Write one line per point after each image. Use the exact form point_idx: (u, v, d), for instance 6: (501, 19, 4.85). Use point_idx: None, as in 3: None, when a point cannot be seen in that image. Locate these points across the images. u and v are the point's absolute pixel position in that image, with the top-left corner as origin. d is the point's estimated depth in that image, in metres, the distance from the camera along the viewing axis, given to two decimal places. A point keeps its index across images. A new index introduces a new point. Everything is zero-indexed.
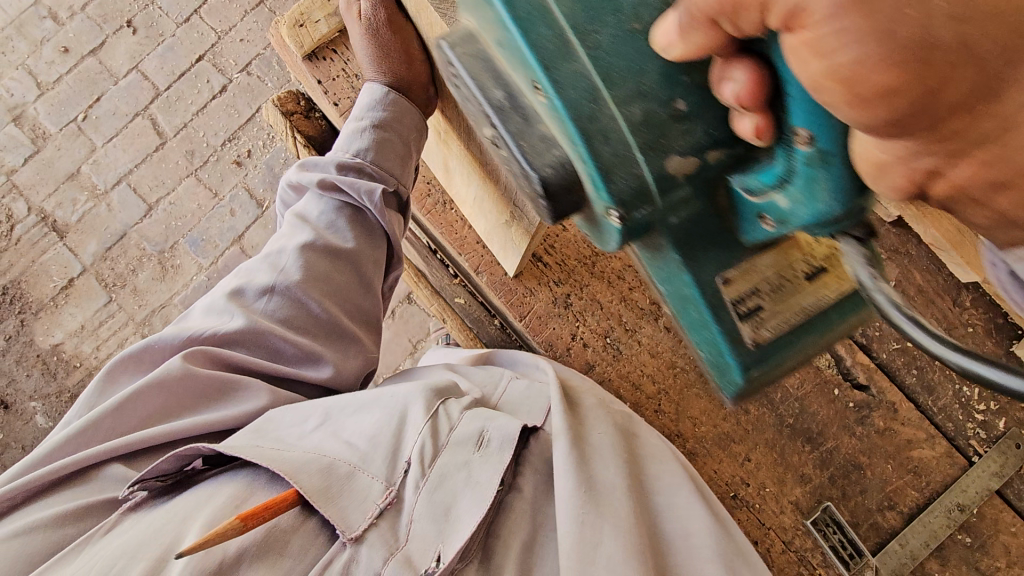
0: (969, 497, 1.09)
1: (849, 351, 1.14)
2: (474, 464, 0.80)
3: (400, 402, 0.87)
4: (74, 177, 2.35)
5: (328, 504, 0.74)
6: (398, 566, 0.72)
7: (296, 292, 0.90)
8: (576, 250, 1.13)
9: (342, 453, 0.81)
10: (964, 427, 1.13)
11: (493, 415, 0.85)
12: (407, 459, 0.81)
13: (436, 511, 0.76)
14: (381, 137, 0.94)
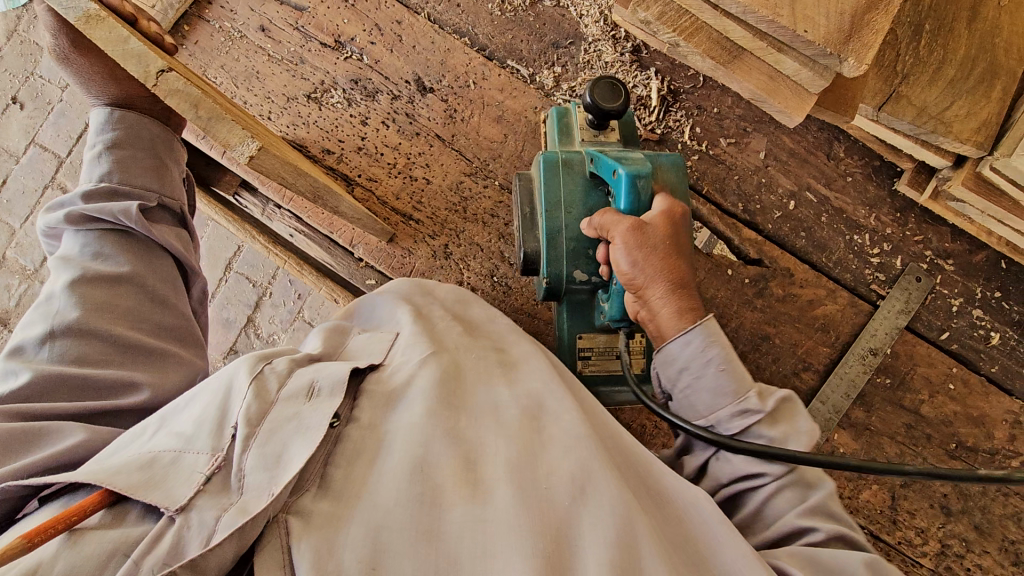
0: (879, 340, 1.11)
1: (733, 230, 1.14)
2: (304, 414, 0.73)
3: (225, 379, 0.78)
4: (3, 264, 2.34)
5: (148, 489, 0.66)
6: (231, 515, 0.64)
7: (85, 320, 0.87)
8: (446, 200, 1.13)
9: (164, 440, 0.72)
10: (862, 275, 1.14)
11: (323, 364, 0.80)
12: (234, 424, 0.73)
13: (266, 461, 0.69)
14: (122, 159, 0.99)
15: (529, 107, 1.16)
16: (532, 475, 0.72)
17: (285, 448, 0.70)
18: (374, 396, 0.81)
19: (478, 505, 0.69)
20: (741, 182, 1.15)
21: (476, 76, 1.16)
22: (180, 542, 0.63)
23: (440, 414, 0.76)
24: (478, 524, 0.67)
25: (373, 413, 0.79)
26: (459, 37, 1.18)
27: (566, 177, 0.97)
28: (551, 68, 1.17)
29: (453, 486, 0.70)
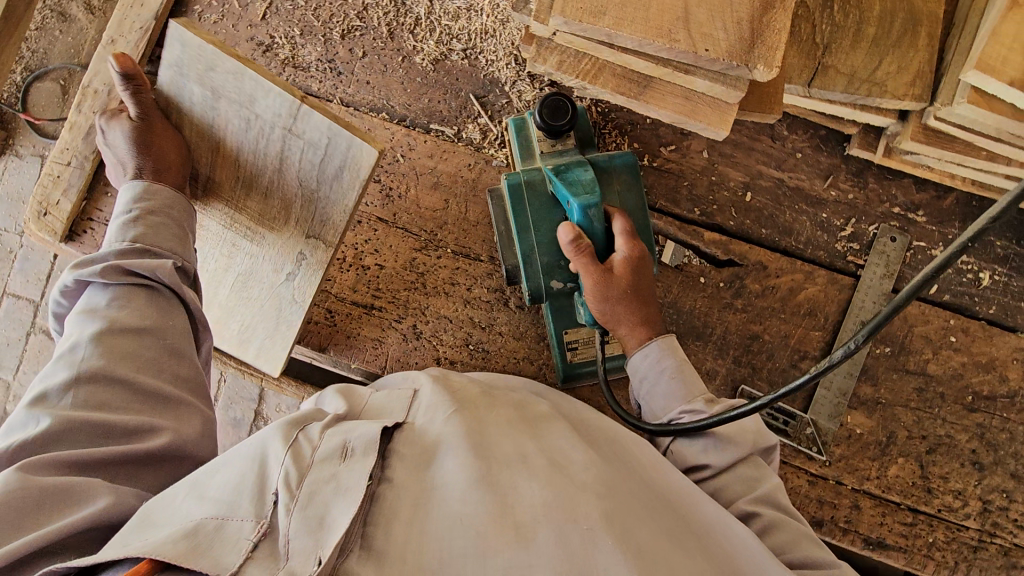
0: (869, 311, 1.08)
1: (696, 236, 1.11)
2: (342, 474, 0.64)
3: (256, 445, 0.69)
4: None
5: (196, 557, 0.56)
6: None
7: (103, 369, 0.76)
8: (402, 280, 1.11)
9: (204, 509, 0.62)
10: (836, 248, 1.11)
11: (353, 425, 0.72)
12: (275, 490, 0.64)
13: (309, 524, 0.60)
14: (152, 224, 0.91)
15: (463, 166, 1.13)
16: (574, 514, 0.63)
17: (327, 511, 0.61)
18: (402, 454, 0.71)
19: (525, 553, 0.60)
20: (692, 186, 1.13)
21: (403, 148, 1.14)
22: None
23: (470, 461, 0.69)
24: (524, 572, 0.58)
25: (405, 468, 0.69)
26: (376, 113, 1.16)
27: (529, 198, 0.95)
28: (475, 121, 1.15)
29: (492, 532, 0.61)
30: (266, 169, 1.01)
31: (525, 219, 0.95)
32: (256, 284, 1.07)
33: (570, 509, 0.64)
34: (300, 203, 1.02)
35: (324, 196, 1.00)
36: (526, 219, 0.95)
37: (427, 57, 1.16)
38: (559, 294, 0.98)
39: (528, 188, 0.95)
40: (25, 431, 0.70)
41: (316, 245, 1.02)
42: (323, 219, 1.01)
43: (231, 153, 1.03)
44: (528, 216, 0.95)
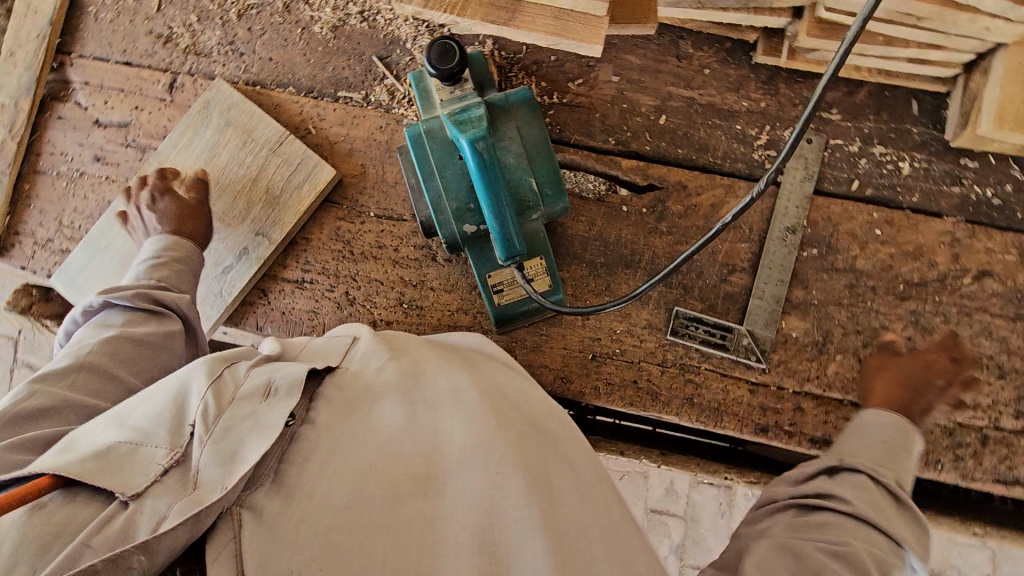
0: (792, 216, 1.08)
1: (613, 166, 1.11)
2: (260, 411, 0.63)
3: (178, 378, 0.67)
4: None
5: (101, 478, 0.56)
6: (184, 503, 0.55)
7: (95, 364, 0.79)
8: (330, 250, 1.12)
9: (119, 433, 0.62)
10: (753, 159, 1.10)
11: (282, 365, 0.70)
12: (194, 420, 0.62)
13: (222, 456, 0.60)
14: (174, 268, 0.97)
15: (375, 129, 1.13)
16: (491, 466, 0.64)
17: (242, 445, 0.61)
18: (329, 401, 0.71)
19: (440, 505, 0.61)
20: (605, 117, 1.12)
21: (313, 120, 1.14)
22: (130, 526, 0.54)
23: (401, 412, 0.70)
24: (433, 522, 0.59)
25: (331, 415, 0.69)
26: (283, 88, 1.15)
27: (429, 144, 0.95)
28: (381, 83, 1.14)
29: (411, 484, 0.62)
30: (237, 182, 1.10)
31: (429, 166, 0.95)
32: (201, 279, 1.09)
33: (491, 458, 0.65)
34: (258, 205, 1.09)
35: (280, 202, 1.09)
36: (429, 166, 0.95)
37: (325, 25, 1.15)
38: (474, 240, 0.99)
39: (426, 133, 0.95)
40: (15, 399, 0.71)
41: (263, 243, 1.09)
42: (278, 217, 1.09)
43: (206, 159, 1.11)
44: (430, 163, 0.95)
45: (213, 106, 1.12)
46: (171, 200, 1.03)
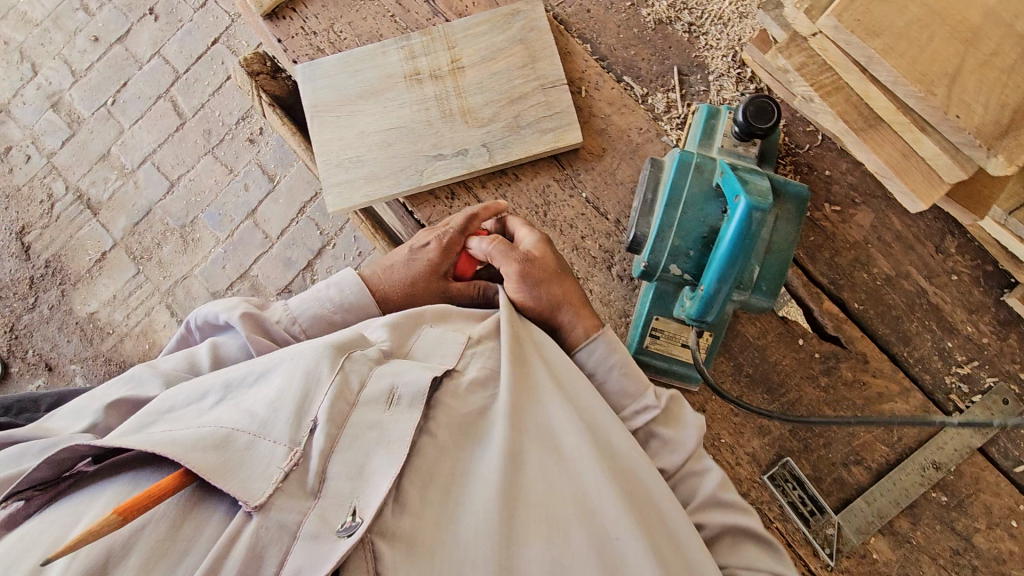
0: (946, 455, 1.02)
1: (815, 299, 1.08)
2: (386, 423, 0.77)
3: (305, 369, 0.79)
4: (105, 158, 2.51)
5: (225, 475, 0.68)
6: (312, 525, 0.68)
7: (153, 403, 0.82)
8: (529, 200, 1.12)
9: (233, 423, 0.74)
10: (944, 380, 1.05)
11: (405, 369, 0.82)
12: (313, 420, 0.75)
13: (348, 470, 0.73)
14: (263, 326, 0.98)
15: (635, 127, 1.13)
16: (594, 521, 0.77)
17: (367, 460, 0.74)
18: (449, 410, 0.82)
19: (558, 548, 0.73)
20: (836, 253, 1.09)
21: (589, 85, 1.14)
22: (259, 556, 0.66)
23: (516, 445, 0.80)
24: (557, 565, 0.72)
25: (450, 430, 0.81)
26: (582, 41, 1.16)
27: (693, 179, 0.95)
28: (666, 92, 1.14)
29: (530, 526, 0.74)
30: (495, 92, 1.11)
31: (681, 196, 0.95)
32: (413, 147, 1.11)
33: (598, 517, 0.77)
34: (501, 122, 1.10)
35: (521, 131, 1.10)
36: (681, 196, 0.95)
37: (653, 14, 1.15)
38: (670, 280, 0.97)
39: (699, 170, 0.95)
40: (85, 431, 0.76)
41: (482, 155, 1.10)
42: (508, 143, 1.10)
43: (484, 59, 1.12)
44: (686, 195, 0.95)
45: (520, 18, 1.13)
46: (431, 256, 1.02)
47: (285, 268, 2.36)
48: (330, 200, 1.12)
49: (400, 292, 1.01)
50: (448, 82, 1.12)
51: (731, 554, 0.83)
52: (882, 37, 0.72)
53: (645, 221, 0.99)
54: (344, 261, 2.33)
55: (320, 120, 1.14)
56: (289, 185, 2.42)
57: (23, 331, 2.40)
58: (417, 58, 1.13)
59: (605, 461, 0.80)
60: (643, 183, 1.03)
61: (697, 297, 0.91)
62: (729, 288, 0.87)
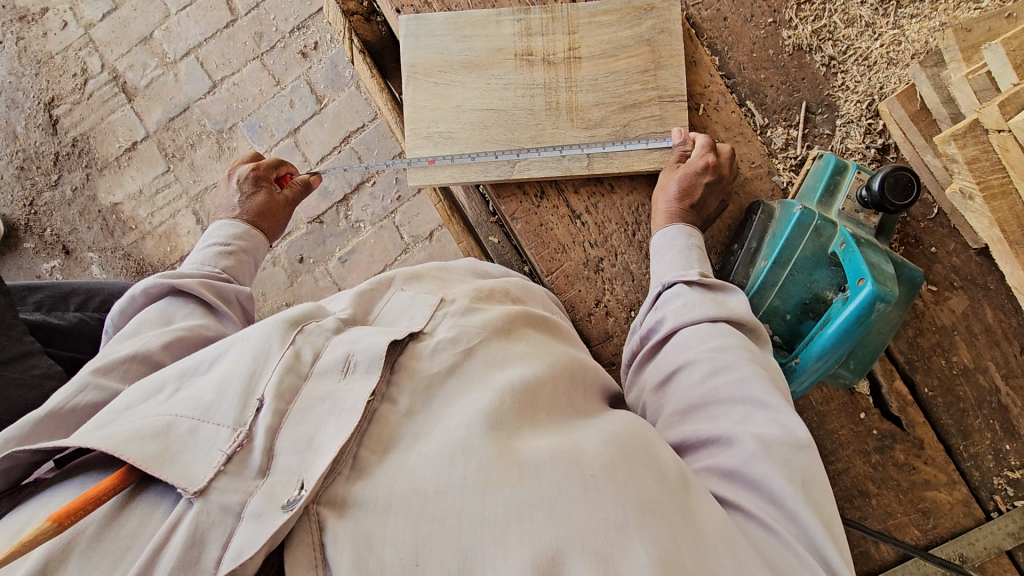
0: (975, 551, 1.03)
1: (887, 376, 1.06)
2: (339, 393, 0.58)
3: (252, 341, 0.62)
4: (147, 42, 2.36)
5: (166, 466, 0.51)
6: (259, 502, 0.50)
7: (153, 357, 0.72)
8: (620, 216, 1.06)
9: (180, 404, 0.57)
10: (991, 479, 1.04)
11: (363, 335, 0.64)
12: (261, 396, 0.57)
13: (297, 444, 0.55)
14: (240, 259, 1.04)
15: (747, 160, 1.06)
16: (585, 470, 0.56)
17: (318, 433, 0.56)
18: (411, 373, 0.63)
19: (526, 488, 0.54)
20: (919, 334, 1.06)
21: (709, 102, 1.07)
22: (199, 544, 0.48)
23: (484, 398, 0.61)
24: (524, 509, 0.53)
25: (415, 396, 0.62)
26: (711, 52, 1.09)
27: (808, 240, 0.90)
28: (787, 128, 1.07)
29: (492, 464, 0.55)
30: (611, 94, 1.03)
31: (792, 257, 0.90)
32: (510, 135, 1.03)
33: (580, 464, 0.57)
34: (608, 128, 1.02)
35: (627, 141, 1.02)
36: (793, 258, 0.90)
37: (794, 38, 1.07)
38: None
39: (817, 234, 0.90)
40: (65, 394, 0.64)
41: (582, 160, 1.02)
42: (612, 153, 1.03)
43: (604, 53, 1.03)
44: (798, 258, 0.90)
45: (653, 16, 1.03)
46: (262, 195, 1.15)
47: (319, 197, 2.27)
48: (411, 174, 1.06)
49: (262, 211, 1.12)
50: (561, 72, 1.03)
51: (740, 387, 0.67)
52: None
53: (745, 272, 0.94)
54: (381, 202, 2.25)
55: (415, 84, 1.05)
56: (336, 111, 2.30)
57: (41, 209, 2.32)
58: (533, 36, 1.04)
59: (572, 425, 0.65)
60: (746, 230, 0.97)
61: (793, 367, 0.87)
62: (825, 366, 0.84)
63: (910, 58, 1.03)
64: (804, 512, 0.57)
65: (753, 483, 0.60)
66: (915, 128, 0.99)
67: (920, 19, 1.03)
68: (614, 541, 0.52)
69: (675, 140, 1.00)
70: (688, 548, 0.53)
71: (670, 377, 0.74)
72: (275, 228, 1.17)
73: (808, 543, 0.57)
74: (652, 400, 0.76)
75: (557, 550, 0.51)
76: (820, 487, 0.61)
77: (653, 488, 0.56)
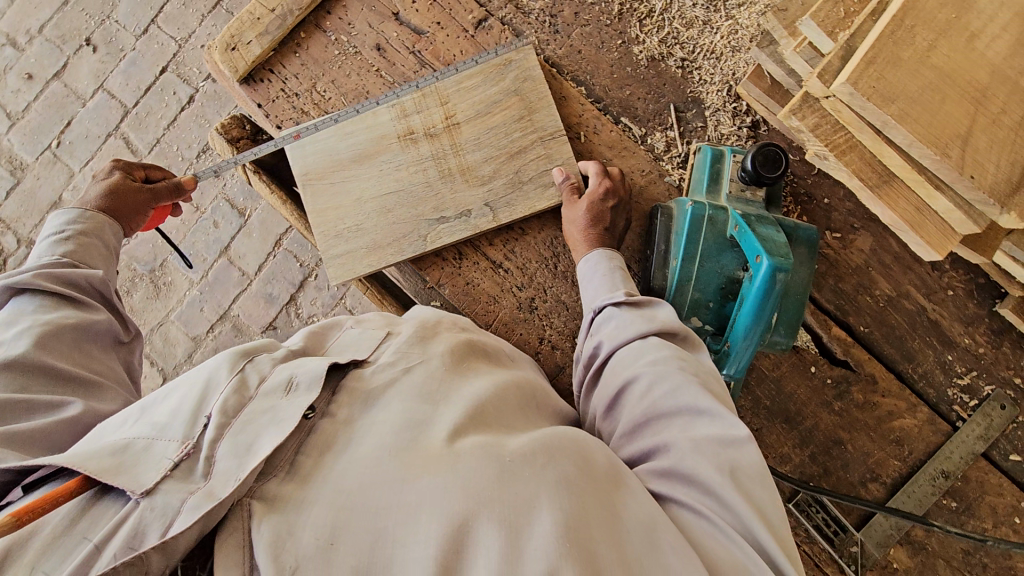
0: (954, 464, 1.08)
1: (824, 326, 1.11)
2: (280, 407, 0.59)
3: (201, 374, 0.63)
4: (58, 205, 2.35)
5: (113, 472, 0.52)
6: (197, 497, 0.51)
7: (31, 358, 0.75)
8: (538, 254, 1.11)
9: (138, 425, 0.58)
10: (946, 392, 1.10)
11: (306, 359, 0.65)
12: (209, 413, 0.58)
13: (237, 448, 0.55)
14: (82, 243, 0.95)
15: (637, 170, 1.13)
16: (512, 466, 0.57)
17: (257, 438, 0.56)
18: (353, 391, 0.65)
19: (445, 477, 0.55)
20: (839, 280, 1.13)
21: (588, 129, 1.14)
22: (139, 534, 0.49)
23: (417, 408, 0.63)
24: (440, 495, 0.54)
25: (354, 406, 0.63)
26: (576, 84, 1.17)
27: (706, 230, 0.96)
28: (664, 131, 1.15)
29: (415, 461, 0.57)
30: (496, 148, 1.09)
31: (696, 251, 0.96)
32: (415, 212, 1.08)
33: (505, 457, 0.58)
34: (503, 179, 1.08)
35: (523, 186, 1.08)
36: (698, 251, 0.96)
37: (645, 51, 1.16)
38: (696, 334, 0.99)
39: (713, 225, 0.96)
40: None
41: (487, 215, 1.08)
42: (512, 201, 1.08)
43: (479, 113, 1.10)
44: (702, 250, 0.96)
45: (513, 68, 1.11)
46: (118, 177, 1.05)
47: (267, 304, 2.28)
48: (332, 273, 1.09)
49: (112, 201, 1.02)
50: (444, 140, 1.09)
51: (674, 395, 0.70)
52: (898, 104, 0.74)
53: (662, 274, 1.00)
54: (328, 292, 2.26)
55: (313, 189, 1.10)
56: (261, 219, 2.32)
57: None
58: (409, 116, 1.10)
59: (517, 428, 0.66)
60: (653, 234, 1.02)
61: (732, 352, 0.92)
62: (756, 339, 0.88)
63: (749, 42, 1.13)
64: (734, 498, 0.60)
65: (687, 476, 0.63)
66: (773, 101, 1.07)
67: (747, 6, 1.13)
68: (526, 521, 0.53)
69: (557, 180, 1.06)
70: (602, 526, 0.55)
71: (614, 399, 0.76)
72: (129, 217, 1.05)
73: (739, 526, 0.59)
74: (606, 425, 0.78)
75: (468, 535, 0.52)
76: (754, 474, 0.63)
77: (578, 474, 0.58)
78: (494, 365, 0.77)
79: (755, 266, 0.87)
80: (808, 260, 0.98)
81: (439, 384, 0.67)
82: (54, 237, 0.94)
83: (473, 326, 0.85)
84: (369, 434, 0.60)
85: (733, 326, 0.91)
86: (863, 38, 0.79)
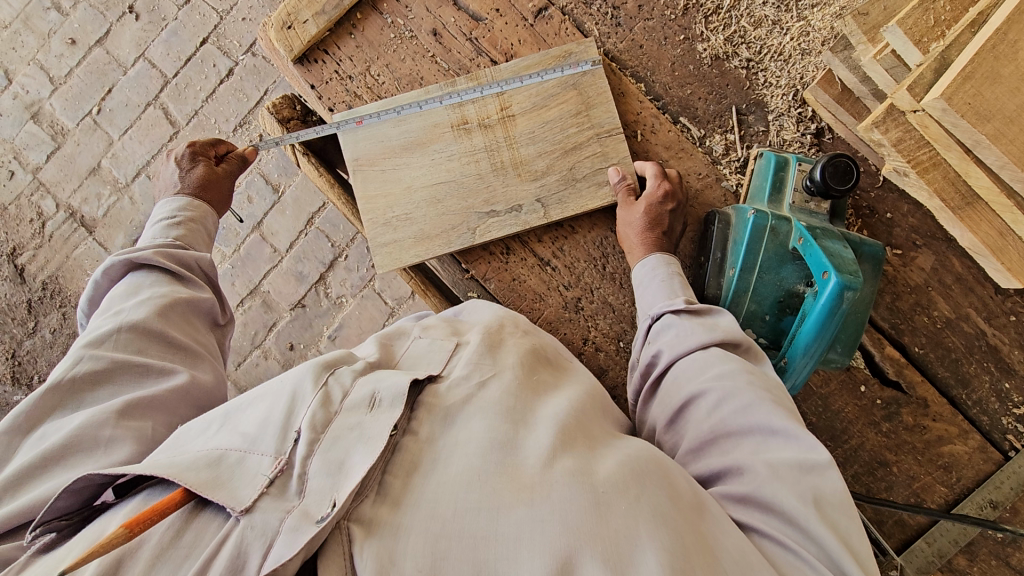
0: (1003, 494, 1.05)
1: (877, 345, 1.08)
2: (366, 424, 0.60)
3: (286, 386, 0.65)
4: (96, 172, 2.38)
5: (214, 487, 0.55)
6: (295, 518, 0.53)
7: (148, 323, 0.82)
8: (587, 254, 1.09)
9: (228, 437, 0.60)
10: (1000, 421, 1.06)
11: (387, 374, 0.66)
12: (298, 429, 0.60)
13: (329, 466, 0.57)
14: (191, 228, 1.00)
15: (694, 172, 1.09)
16: (601, 494, 0.57)
17: (348, 456, 0.58)
18: (432, 407, 0.66)
19: (538, 507, 0.56)
20: (896, 298, 1.09)
21: (645, 127, 1.11)
22: (243, 554, 0.51)
23: (500, 428, 0.63)
24: (536, 525, 0.54)
25: (434, 423, 0.64)
26: (635, 81, 1.14)
27: (767, 242, 0.93)
28: (724, 134, 1.11)
29: (506, 487, 0.57)
30: (551, 143, 1.06)
31: (756, 262, 0.94)
32: (465, 204, 1.06)
33: (594, 483, 0.58)
34: (556, 175, 1.06)
35: (576, 184, 1.05)
36: (758, 262, 0.94)
37: (709, 49, 1.12)
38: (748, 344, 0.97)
39: (775, 236, 0.93)
40: (65, 366, 0.76)
41: (538, 211, 1.06)
42: (564, 197, 1.06)
43: (536, 106, 1.07)
44: (762, 261, 0.94)
45: (572, 61, 1.08)
46: (202, 168, 1.08)
47: (297, 282, 2.29)
48: (378, 262, 1.08)
49: (206, 193, 1.07)
50: (499, 132, 1.07)
51: (746, 415, 0.68)
52: (992, 122, 0.71)
53: (717, 282, 0.97)
54: (357, 274, 2.26)
55: (363, 175, 1.09)
56: (295, 197, 2.32)
57: (23, 357, 2.28)
58: (464, 105, 1.08)
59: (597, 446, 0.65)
60: (709, 241, 0.99)
61: (788, 367, 0.90)
62: (814, 358, 0.87)
63: (820, 45, 1.09)
64: (820, 529, 0.59)
65: (767, 504, 0.62)
66: (841, 109, 1.04)
67: (820, 7, 1.09)
68: (624, 554, 0.53)
69: (613, 180, 1.04)
70: (699, 559, 0.54)
71: (679, 414, 0.75)
72: (221, 201, 1.11)
73: (828, 561, 0.58)
74: (667, 437, 0.77)
75: (571, 567, 0.52)
76: (839, 503, 0.62)
77: (669, 505, 0.58)
78: (564, 379, 0.77)
79: (821, 283, 0.84)
80: (870, 275, 0.95)
81: (516, 401, 0.67)
82: (166, 221, 0.99)
83: (532, 330, 0.86)
84: (452, 454, 0.61)
85: (792, 341, 0.89)
86: (957, 51, 0.76)
